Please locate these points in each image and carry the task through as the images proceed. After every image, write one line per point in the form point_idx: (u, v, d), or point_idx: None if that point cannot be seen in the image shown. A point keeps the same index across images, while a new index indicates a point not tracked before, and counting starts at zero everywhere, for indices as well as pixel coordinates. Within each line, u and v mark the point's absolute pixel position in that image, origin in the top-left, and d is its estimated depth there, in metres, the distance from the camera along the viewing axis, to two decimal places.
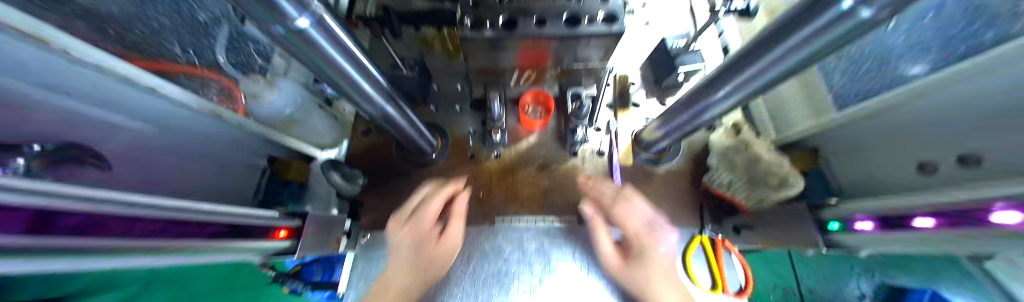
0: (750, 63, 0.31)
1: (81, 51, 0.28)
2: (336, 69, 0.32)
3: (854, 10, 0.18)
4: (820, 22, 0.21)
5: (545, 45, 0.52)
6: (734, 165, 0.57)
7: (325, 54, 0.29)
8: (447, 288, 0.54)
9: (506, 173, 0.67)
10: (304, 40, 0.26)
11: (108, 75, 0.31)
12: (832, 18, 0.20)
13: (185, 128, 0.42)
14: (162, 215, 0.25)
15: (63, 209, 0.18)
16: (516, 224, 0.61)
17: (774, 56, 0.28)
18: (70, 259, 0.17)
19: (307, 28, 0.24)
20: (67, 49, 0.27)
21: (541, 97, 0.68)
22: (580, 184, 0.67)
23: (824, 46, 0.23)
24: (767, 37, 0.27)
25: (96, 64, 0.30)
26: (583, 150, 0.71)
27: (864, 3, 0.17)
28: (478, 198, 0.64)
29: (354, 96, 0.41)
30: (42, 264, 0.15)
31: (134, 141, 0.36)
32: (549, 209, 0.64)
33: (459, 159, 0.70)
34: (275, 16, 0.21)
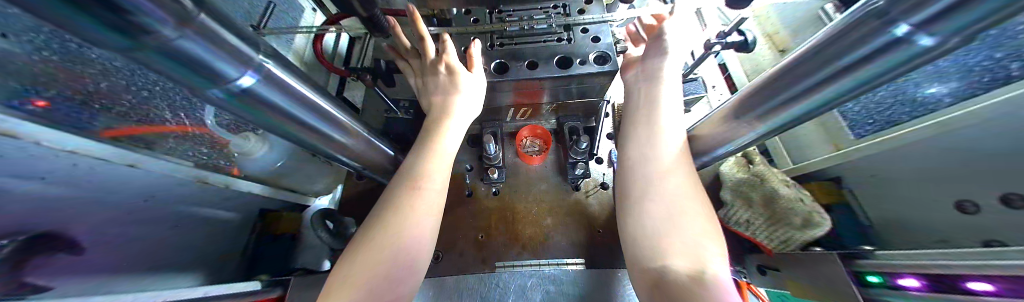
0: (775, 97, 0.33)
1: (40, 136, 0.27)
2: (304, 127, 0.34)
3: (908, 37, 0.20)
4: (865, 50, 0.23)
5: (540, 87, 0.54)
6: (750, 200, 0.53)
7: (286, 112, 0.31)
8: None
9: (506, 212, 0.64)
10: (260, 102, 0.28)
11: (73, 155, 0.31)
12: (881, 44, 0.22)
13: (161, 194, 0.41)
14: None
15: None
16: (517, 269, 0.55)
17: (805, 88, 0.30)
18: None
19: (252, 85, 0.25)
20: (25, 135, 0.26)
21: (538, 131, 0.67)
22: (584, 221, 0.62)
23: (872, 75, 0.25)
24: (795, 70, 0.30)
25: (62, 148, 0.29)
26: (586, 183, 0.67)
27: (918, 30, 0.19)
28: (477, 241, 0.60)
29: (334, 152, 0.42)
30: None
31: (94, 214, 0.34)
32: (551, 251, 0.59)
33: (456, 196, 0.66)
34: (217, 83, 0.23)
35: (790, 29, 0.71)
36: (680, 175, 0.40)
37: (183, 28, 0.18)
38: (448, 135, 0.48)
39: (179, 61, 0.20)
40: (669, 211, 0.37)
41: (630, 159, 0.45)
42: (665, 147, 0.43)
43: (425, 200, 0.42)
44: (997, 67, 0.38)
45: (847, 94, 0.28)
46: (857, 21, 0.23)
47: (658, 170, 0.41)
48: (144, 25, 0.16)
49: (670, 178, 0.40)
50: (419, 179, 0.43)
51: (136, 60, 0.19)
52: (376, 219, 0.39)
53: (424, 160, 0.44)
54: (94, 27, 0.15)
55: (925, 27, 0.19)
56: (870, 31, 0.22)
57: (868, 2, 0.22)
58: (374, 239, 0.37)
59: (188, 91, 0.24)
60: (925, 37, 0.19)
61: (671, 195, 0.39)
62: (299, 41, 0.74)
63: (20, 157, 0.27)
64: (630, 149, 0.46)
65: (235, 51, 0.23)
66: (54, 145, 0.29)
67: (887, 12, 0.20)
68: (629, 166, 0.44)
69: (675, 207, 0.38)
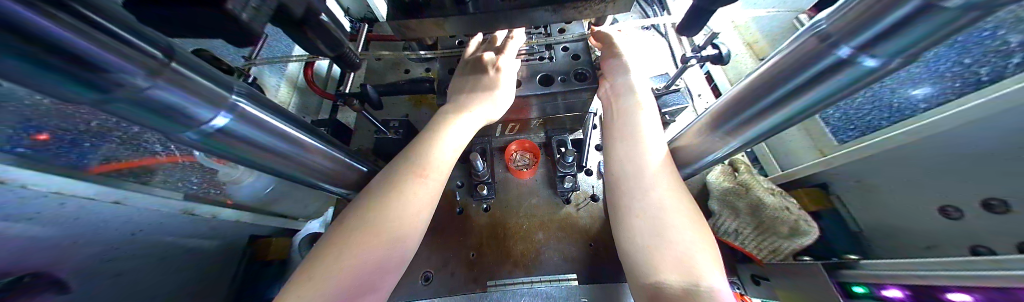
0: (739, 113, 0.34)
1: (21, 178, 0.28)
2: (280, 157, 0.34)
3: (851, 57, 0.21)
4: (813, 70, 0.24)
5: (528, 104, 0.56)
6: (738, 210, 0.53)
7: (263, 146, 0.32)
8: None
9: (497, 228, 0.64)
10: (234, 139, 0.28)
11: (61, 196, 0.32)
12: (825, 66, 0.23)
13: (150, 228, 0.42)
14: None
15: None
16: (509, 286, 0.55)
17: (766, 106, 0.31)
18: None
19: (225, 124, 0.26)
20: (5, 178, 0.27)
21: (526, 145, 0.68)
22: (575, 235, 0.62)
23: (825, 92, 0.26)
24: (754, 88, 0.31)
25: (44, 190, 0.30)
26: (576, 196, 0.68)
27: (860, 52, 0.20)
28: (468, 259, 0.60)
29: (316, 179, 0.42)
30: None
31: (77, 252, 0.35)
32: (542, 266, 0.58)
33: (447, 215, 0.67)
34: (192, 126, 0.24)
35: (769, 38, 0.73)
36: (665, 185, 0.40)
37: (154, 79, 0.19)
38: (448, 141, 0.47)
39: (153, 110, 0.21)
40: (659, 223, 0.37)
41: (618, 170, 0.44)
42: (649, 157, 0.43)
43: (422, 208, 0.40)
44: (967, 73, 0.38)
45: (811, 109, 0.29)
46: (804, 41, 0.24)
47: (645, 182, 0.41)
48: (118, 80, 0.17)
49: (655, 189, 0.40)
50: (413, 186, 0.41)
51: (107, 110, 0.20)
52: (348, 241, 0.35)
53: (421, 166, 0.43)
54: (69, 88, 0.16)
55: (865, 49, 0.20)
56: (817, 52, 0.23)
57: (812, 25, 0.24)
58: (350, 263, 0.33)
59: (159, 132, 0.24)
60: (867, 58, 0.20)
61: (659, 206, 0.39)
62: (292, 68, 0.78)
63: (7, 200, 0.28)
64: (616, 161, 0.45)
65: (211, 95, 0.24)
66: (37, 187, 0.30)
67: (829, 36, 0.21)
68: (616, 178, 0.44)
69: (663, 218, 0.38)
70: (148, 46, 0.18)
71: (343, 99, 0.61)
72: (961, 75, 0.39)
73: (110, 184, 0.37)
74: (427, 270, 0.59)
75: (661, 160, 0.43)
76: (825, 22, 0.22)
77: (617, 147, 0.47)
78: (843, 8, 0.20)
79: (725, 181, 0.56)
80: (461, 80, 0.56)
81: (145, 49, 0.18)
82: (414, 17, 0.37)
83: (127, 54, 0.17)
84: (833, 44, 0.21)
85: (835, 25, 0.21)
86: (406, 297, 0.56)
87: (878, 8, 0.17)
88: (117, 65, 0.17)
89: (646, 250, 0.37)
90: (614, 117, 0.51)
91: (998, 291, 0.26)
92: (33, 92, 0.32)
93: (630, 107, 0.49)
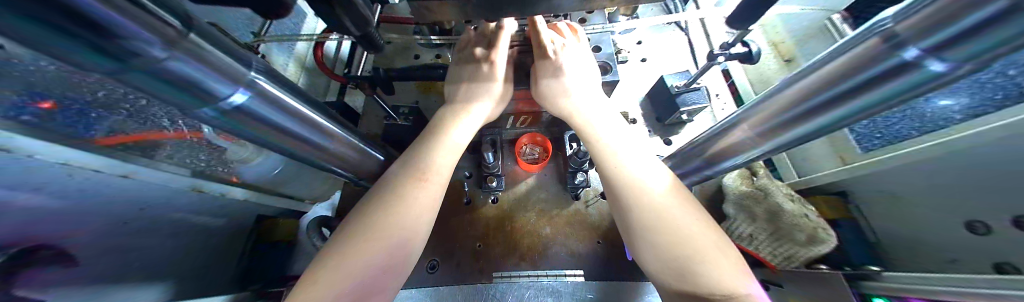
0: (777, 116, 0.33)
1: (37, 149, 0.28)
2: (297, 139, 0.33)
3: (917, 60, 0.19)
4: (871, 72, 0.22)
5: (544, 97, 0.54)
6: (753, 215, 0.52)
7: (281, 128, 0.30)
8: None
9: (505, 220, 0.63)
10: (251, 118, 0.27)
11: (72, 169, 0.31)
12: (886, 68, 0.21)
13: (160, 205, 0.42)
14: None
15: None
16: (515, 280, 0.55)
17: (809, 109, 0.29)
18: None
19: (245, 102, 0.25)
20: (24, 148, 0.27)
21: (538, 138, 0.67)
22: (584, 232, 0.61)
23: (883, 96, 0.24)
24: (799, 88, 0.29)
25: (60, 163, 0.30)
26: (586, 192, 0.66)
27: (928, 54, 0.19)
28: (475, 250, 0.60)
29: (328, 163, 0.41)
30: None
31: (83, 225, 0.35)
32: (550, 261, 0.58)
33: (455, 206, 0.66)
34: (210, 102, 0.23)
35: (797, 40, 0.70)
36: (677, 203, 0.38)
37: (170, 49, 0.18)
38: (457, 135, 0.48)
39: (173, 84, 0.20)
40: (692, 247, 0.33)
41: (625, 190, 0.40)
42: (651, 175, 0.41)
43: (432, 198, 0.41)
44: (1009, 84, 0.35)
45: (862, 114, 0.27)
46: (865, 41, 0.22)
47: (660, 202, 0.38)
48: (134, 49, 0.16)
49: (671, 209, 0.37)
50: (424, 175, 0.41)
51: (120, 80, 0.19)
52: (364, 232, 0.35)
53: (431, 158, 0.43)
54: (84, 56, 0.15)
55: (936, 51, 0.18)
56: (877, 54, 0.21)
57: (873, 24, 0.22)
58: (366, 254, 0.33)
59: (175, 108, 0.23)
60: (935, 61, 0.19)
61: (683, 227, 0.35)
62: (300, 47, 0.76)
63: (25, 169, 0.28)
64: (620, 183, 0.41)
65: (227, 70, 0.23)
66: (55, 160, 0.29)
67: (894, 35, 0.20)
68: (628, 198, 0.40)
69: (695, 240, 0.34)
70: (165, 13, 0.17)
71: (353, 82, 0.59)
72: None
73: (121, 159, 0.36)
74: (433, 259, 0.59)
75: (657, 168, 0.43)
76: (887, 20, 0.21)
77: (619, 164, 0.43)
78: (910, 6, 0.19)
79: (742, 184, 0.55)
80: (461, 74, 0.54)
81: (163, 16, 0.17)
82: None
83: (144, 19, 0.15)
84: (901, 44, 0.20)
85: (901, 23, 0.19)
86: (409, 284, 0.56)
87: (950, 8, 0.16)
88: (135, 34, 0.15)
89: (690, 279, 0.32)
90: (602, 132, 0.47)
91: None
92: (39, 59, 0.31)
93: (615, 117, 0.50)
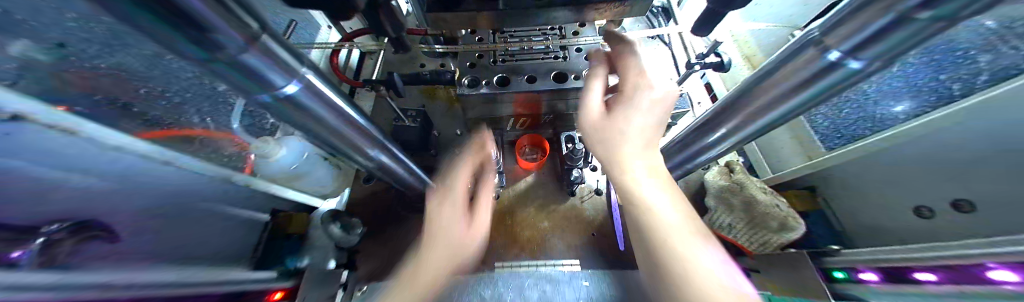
0: (741, 108, 0.38)
1: (89, 129, 0.33)
2: (328, 130, 0.38)
3: (839, 61, 0.25)
4: (811, 70, 0.28)
5: (539, 99, 0.60)
6: (732, 206, 0.58)
7: (319, 118, 0.35)
8: None
9: (506, 215, 0.68)
10: (296, 107, 0.32)
11: (113, 151, 0.36)
12: (819, 68, 0.27)
13: (185, 193, 0.46)
14: None
15: None
16: (515, 269, 0.58)
17: (767, 102, 0.35)
18: None
19: (294, 92, 0.30)
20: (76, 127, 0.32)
21: (536, 139, 0.72)
22: (579, 226, 0.65)
23: (819, 91, 0.30)
24: (758, 86, 0.35)
25: (109, 142, 0.35)
26: (581, 189, 0.71)
27: (846, 55, 0.24)
28: (477, 242, 0.63)
29: (354, 152, 0.46)
30: None
31: (121, 207, 0.38)
32: (549, 253, 0.62)
33: (458, 202, 0.70)
34: (268, 89, 0.27)
35: (767, 53, 0.79)
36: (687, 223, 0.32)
37: (249, 47, 0.23)
38: None
39: (243, 74, 0.24)
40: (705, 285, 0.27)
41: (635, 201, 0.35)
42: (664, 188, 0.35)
43: None
44: (942, 87, 0.43)
45: (807, 106, 0.33)
46: (802, 46, 0.28)
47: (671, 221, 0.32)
48: (223, 45, 0.20)
49: (677, 226, 0.32)
50: None
51: (207, 67, 0.23)
52: None
53: None
54: (185, 44, 0.19)
55: (853, 53, 0.24)
56: (812, 55, 0.27)
57: (805, 35, 0.28)
58: None
59: (243, 94, 0.28)
60: (852, 60, 0.24)
61: (690, 250, 0.30)
62: (315, 55, 0.82)
63: (77, 146, 0.33)
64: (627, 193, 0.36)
65: (286, 66, 0.27)
66: (104, 139, 0.35)
67: (822, 42, 0.25)
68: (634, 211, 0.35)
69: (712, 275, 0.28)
70: (245, 16, 0.22)
71: (368, 85, 0.64)
72: (935, 90, 0.43)
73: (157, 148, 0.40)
74: (439, 250, 0.63)
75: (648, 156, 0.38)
76: (816, 31, 0.26)
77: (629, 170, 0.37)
78: (830, 21, 0.24)
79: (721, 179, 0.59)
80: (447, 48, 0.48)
81: (245, 20, 0.21)
82: (450, 9, 0.41)
83: (234, 23, 0.20)
84: (824, 48, 0.25)
85: (826, 34, 0.25)
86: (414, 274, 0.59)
87: (860, 20, 0.21)
88: (226, 34, 0.20)
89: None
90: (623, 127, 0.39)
91: (958, 267, 0.28)
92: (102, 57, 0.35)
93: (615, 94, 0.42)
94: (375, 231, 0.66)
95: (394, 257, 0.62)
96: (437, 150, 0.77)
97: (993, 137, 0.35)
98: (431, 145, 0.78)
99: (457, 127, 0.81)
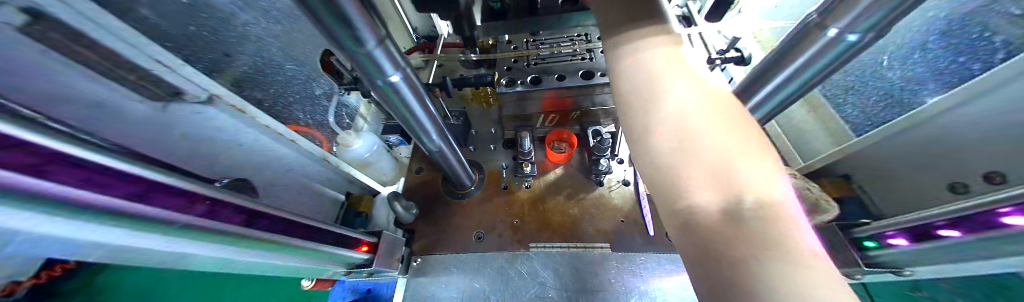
0: (757, 91, 0.44)
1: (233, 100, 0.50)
2: (408, 114, 0.49)
3: (838, 35, 0.31)
4: (815, 47, 0.33)
5: (569, 95, 0.67)
6: None
7: (406, 102, 0.46)
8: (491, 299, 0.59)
9: (537, 202, 0.74)
10: (397, 92, 0.43)
11: (252, 125, 0.54)
12: (823, 44, 0.32)
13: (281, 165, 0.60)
14: (278, 217, 0.36)
15: (215, 195, 0.28)
16: (548, 249, 0.64)
17: (777, 82, 0.40)
18: (177, 231, 0.24)
19: (398, 81, 0.40)
20: (223, 99, 0.49)
21: (564, 135, 0.80)
22: (608, 213, 0.69)
23: (823, 64, 0.35)
24: (766, 71, 0.40)
25: (245, 113, 0.52)
26: (609, 180, 0.75)
27: (843, 30, 0.30)
28: (513, 225, 0.70)
29: (421, 135, 0.56)
30: (132, 226, 0.21)
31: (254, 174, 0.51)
32: (580, 236, 0.66)
33: (493, 190, 0.78)
34: (383, 76, 0.38)
35: None
36: (738, 140, 0.21)
37: (378, 43, 0.34)
38: None
39: (373, 64, 0.36)
40: (765, 231, 0.17)
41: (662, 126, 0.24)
42: (711, 105, 0.23)
43: None
44: (964, 69, 0.45)
45: (814, 81, 0.38)
46: (802, 28, 0.34)
47: (713, 145, 0.21)
48: (360, 38, 0.31)
49: (742, 170, 0.19)
50: None
51: (356, 58, 0.35)
52: None
53: None
54: (344, 36, 0.30)
55: (849, 27, 0.29)
56: (813, 34, 0.33)
57: (804, 21, 0.34)
58: None
59: (368, 79, 0.39)
60: (849, 34, 0.30)
61: (739, 172, 0.19)
62: None
63: (228, 121, 0.50)
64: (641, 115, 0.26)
65: (395, 59, 0.38)
66: (248, 113, 0.53)
67: (821, 21, 0.31)
68: (642, 139, 0.25)
69: (778, 219, 0.18)
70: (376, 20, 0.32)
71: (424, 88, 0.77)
72: (959, 72, 0.45)
73: None
74: (479, 231, 0.70)
75: (690, 74, 0.26)
76: (813, 14, 0.32)
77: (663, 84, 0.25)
78: (827, 6, 0.31)
79: None
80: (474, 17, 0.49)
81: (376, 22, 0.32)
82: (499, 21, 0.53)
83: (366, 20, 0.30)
84: (822, 27, 0.31)
85: (822, 16, 0.31)
86: (458, 251, 0.68)
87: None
88: (362, 29, 0.30)
89: (719, 277, 0.19)
90: (654, 44, 0.28)
91: (973, 216, 0.30)
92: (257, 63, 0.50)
93: (633, 8, 0.31)
94: (425, 213, 0.75)
95: (440, 236, 0.71)
96: (475, 146, 0.87)
97: (1015, 108, 0.37)
98: (470, 142, 0.88)
99: (492, 126, 0.91)
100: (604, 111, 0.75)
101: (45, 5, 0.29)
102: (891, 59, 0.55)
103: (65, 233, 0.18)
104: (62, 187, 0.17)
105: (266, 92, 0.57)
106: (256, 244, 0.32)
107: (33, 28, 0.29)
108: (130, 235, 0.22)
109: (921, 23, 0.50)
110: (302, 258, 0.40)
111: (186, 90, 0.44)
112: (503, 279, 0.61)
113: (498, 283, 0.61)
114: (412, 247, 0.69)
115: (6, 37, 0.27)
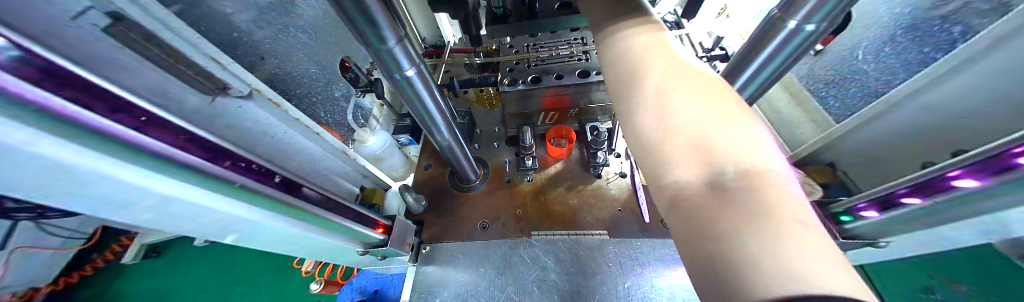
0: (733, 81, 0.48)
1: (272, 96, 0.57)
2: (420, 107, 0.55)
3: (797, 26, 0.35)
4: (779, 38, 0.38)
5: (566, 92, 0.72)
6: None
7: (419, 95, 0.51)
8: (496, 283, 0.62)
9: (539, 194, 0.78)
10: (410, 85, 0.48)
11: (287, 119, 0.61)
12: (785, 35, 0.37)
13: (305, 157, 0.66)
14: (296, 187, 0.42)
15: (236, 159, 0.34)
16: (549, 236, 0.68)
17: (751, 72, 0.44)
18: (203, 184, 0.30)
19: (412, 75, 0.46)
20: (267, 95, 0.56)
21: (563, 131, 0.85)
22: (606, 203, 0.73)
23: (787, 53, 0.39)
24: (739, 61, 0.45)
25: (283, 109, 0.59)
26: (606, 173, 0.79)
27: (801, 22, 0.34)
28: (515, 215, 0.74)
29: (430, 128, 0.62)
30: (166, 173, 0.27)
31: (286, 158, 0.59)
32: (579, 224, 0.69)
33: (497, 183, 0.82)
34: (399, 70, 0.44)
35: None
36: (719, 112, 0.20)
37: (397, 41, 0.39)
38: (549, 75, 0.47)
39: (391, 58, 0.41)
40: (743, 199, 0.16)
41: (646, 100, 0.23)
42: (696, 77, 0.22)
43: None
44: (927, 58, 0.49)
45: (784, 70, 0.43)
46: (767, 22, 0.38)
47: (690, 117, 0.20)
48: (382, 35, 0.37)
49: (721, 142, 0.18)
50: None
51: (378, 53, 0.40)
52: None
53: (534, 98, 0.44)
54: (369, 32, 0.36)
55: (805, 19, 0.34)
56: (775, 26, 0.37)
57: (768, 16, 0.38)
58: None
59: (386, 73, 0.45)
60: (807, 24, 0.34)
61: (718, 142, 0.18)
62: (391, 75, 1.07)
63: (269, 115, 0.57)
64: (625, 94, 0.26)
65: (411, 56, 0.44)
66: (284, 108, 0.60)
67: (780, 15, 0.36)
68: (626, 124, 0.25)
69: (762, 186, 0.16)
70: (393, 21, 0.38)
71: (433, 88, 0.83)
72: (923, 61, 0.49)
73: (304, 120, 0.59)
74: (484, 221, 0.74)
75: (670, 55, 0.25)
76: (775, 10, 0.37)
77: (648, 63, 0.25)
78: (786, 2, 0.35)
79: None
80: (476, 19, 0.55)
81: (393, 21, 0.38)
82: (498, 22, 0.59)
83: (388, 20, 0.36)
84: (782, 19, 0.36)
85: (781, 11, 0.36)
86: (464, 239, 0.71)
87: None
88: (385, 27, 0.36)
89: (698, 251, 0.17)
90: (637, 34, 0.29)
91: (928, 183, 0.34)
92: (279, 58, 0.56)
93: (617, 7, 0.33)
94: (433, 205, 0.79)
95: (447, 226, 0.75)
96: (479, 144, 0.93)
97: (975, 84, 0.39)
98: (475, 140, 0.93)
99: (496, 126, 0.97)
100: (600, 108, 0.80)
101: (123, 8, 0.36)
102: (865, 52, 0.58)
103: (120, 173, 0.24)
104: (76, 115, 0.21)
105: (294, 93, 0.64)
106: (276, 207, 0.38)
107: (115, 28, 0.35)
108: (153, 180, 0.26)
109: (888, 19, 0.54)
110: (321, 229, 0.46)
111: (232, 85, 0.50)
112: (508, 264, 0.64)
113: (503, 267, 0.64)
114: (421, 236, 0.73)
115: (97, 36, 0.34)
